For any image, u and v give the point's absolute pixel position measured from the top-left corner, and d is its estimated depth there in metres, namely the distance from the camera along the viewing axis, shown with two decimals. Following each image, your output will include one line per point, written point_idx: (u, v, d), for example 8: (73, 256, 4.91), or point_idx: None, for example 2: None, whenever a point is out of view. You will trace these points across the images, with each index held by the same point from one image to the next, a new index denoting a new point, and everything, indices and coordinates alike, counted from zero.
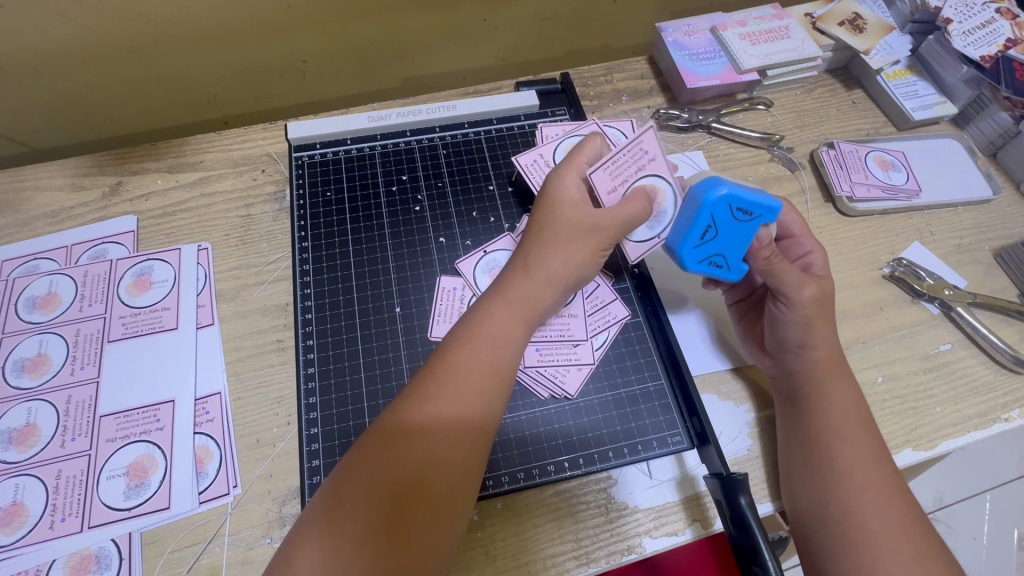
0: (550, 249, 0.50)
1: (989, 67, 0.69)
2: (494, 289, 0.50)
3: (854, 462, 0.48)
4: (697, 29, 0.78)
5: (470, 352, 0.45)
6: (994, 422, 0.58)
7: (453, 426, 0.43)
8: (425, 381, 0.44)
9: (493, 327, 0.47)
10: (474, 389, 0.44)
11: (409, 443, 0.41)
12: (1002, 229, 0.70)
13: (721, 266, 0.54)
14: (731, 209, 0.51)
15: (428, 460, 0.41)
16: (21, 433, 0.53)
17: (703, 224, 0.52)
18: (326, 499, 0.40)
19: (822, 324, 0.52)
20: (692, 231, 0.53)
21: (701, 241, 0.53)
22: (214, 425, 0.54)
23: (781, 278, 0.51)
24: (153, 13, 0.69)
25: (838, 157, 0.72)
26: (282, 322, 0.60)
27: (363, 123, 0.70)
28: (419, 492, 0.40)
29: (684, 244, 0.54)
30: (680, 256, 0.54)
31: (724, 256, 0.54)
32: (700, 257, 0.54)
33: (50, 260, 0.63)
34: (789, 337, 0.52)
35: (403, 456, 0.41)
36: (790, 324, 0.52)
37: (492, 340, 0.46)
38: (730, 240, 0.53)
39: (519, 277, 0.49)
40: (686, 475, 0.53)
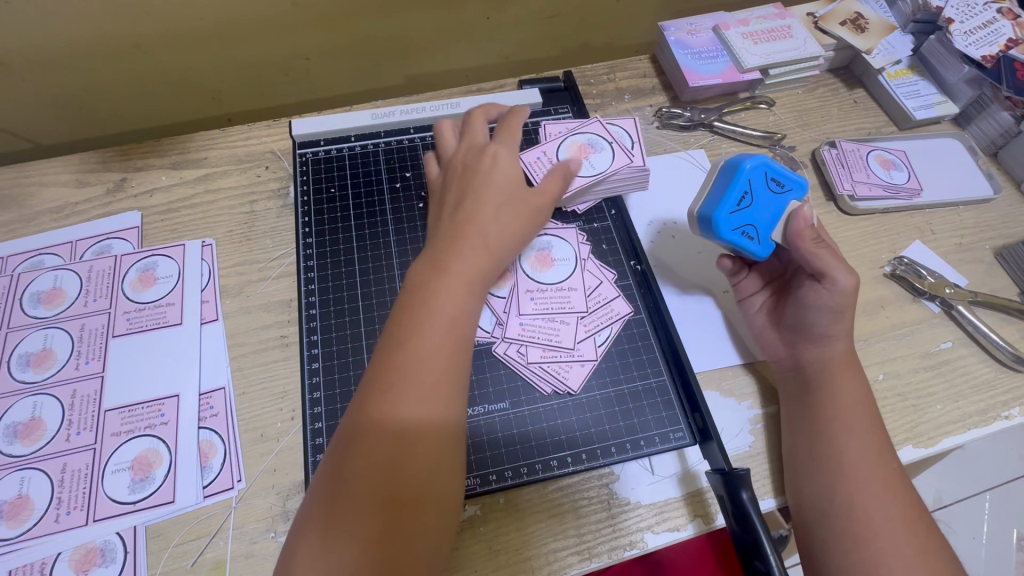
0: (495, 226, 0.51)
1: (990, 66, 0.69)
2: (438, 261, 0.49)
3: (853, 456, 0.49)
4: (700, 28, 0.78)
5: (427, 330, 0.45)
6: (995, 420, 0.59)
7: (422, 405, 0.43)
8: (387, 368, 0.44)
9: (447, 305, 0.47)
10: (438, 371, 0.44)
11: (384, 433, 0.42)
12: (1002, 228, 0.71)
13: (751, 239, 0.52)
14: (765, 180, 0.53)
15: (403, 449, 0.42)
16: (26, 426, 0.53)
17: (740, 191, 0.52)
18: (317, 500, 0.41)
19: (849, 316, 0.52)
20: (728, 199, 0.52)
21: (736, 209, 0.52)
22: (218, 420, 0.55)
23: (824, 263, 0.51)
24: (157, 10, 0.69)
25: (840, 156, 0.72)
26: (285, 318, 0.60)
27: (367, 121, 0.70)
28: (403, 478, 0.41)
29: (720, 210, 0.52)
30: (716, 220, 0.52)
31: (755, 228, 0.52)
32: (735, 226, 0.52)
33: (54, 255, 0.63)
34: (819, 325, 0.52)
35: (379, 451, 0.41)
36: (825, 310, 0.52)
37: (445, 318, 0.46)
38: (764, 212, 0.53)
39: (464, 250, 0.50)
40: (688, 471, 0.53)
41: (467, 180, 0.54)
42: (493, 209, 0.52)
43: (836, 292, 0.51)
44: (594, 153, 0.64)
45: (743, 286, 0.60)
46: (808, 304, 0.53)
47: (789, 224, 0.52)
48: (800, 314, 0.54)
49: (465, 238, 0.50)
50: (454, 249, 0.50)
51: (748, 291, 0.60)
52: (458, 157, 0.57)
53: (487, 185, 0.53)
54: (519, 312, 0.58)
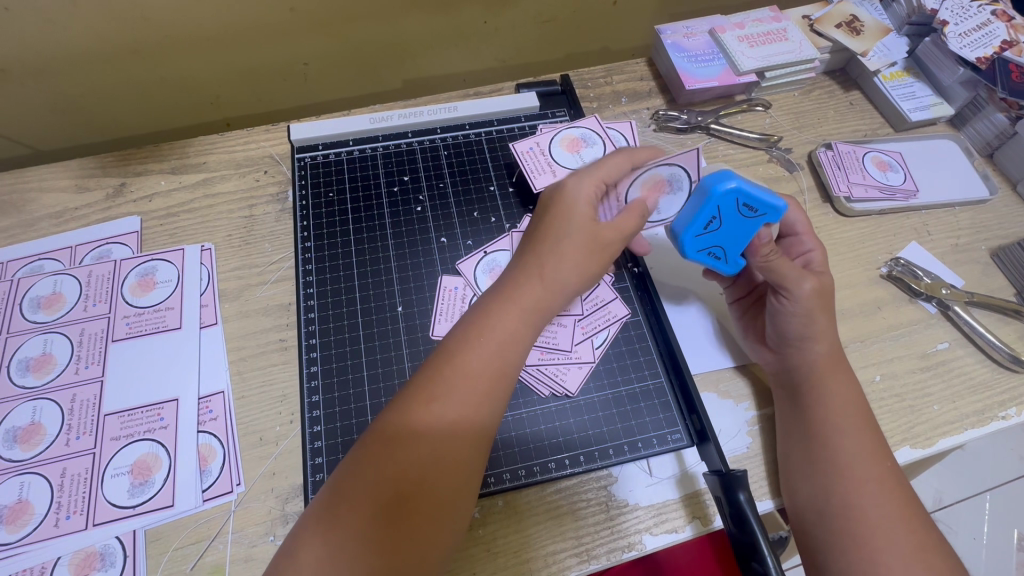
0: (563, 264, 0.50)
1: (985, 68, 0.70)
2: (504, 292, 0.50)
3: (848, 456, 0.49)
4: (696, 32, 0.79)
5: (480, 352, 0.46)
6: (991, 420, 0.59)
7: (456, 423, 0.43)
8: (431, 379, 0.45)
9: (503, 331, 0.47)
10: (483, 394, 0.45)
11: (416, 441, 0.42)
12: (999, 229, 0.71)
13: (718, 258, 0.55)
14: (737, 205, 0.51)
15: (434, 458, 0.42)
16: (26, 431, 0.53)
17: (709, 216, 0.52)
18: (329, 489, 0.42)
19: (822, 315, 0.52)
20: (696, 222, 0.53)
21: (705, 231, 0.53)
22: (217, 424, 0.55)
23: (784, 272, 0.51)
24: (157, 15, 0.69)
25: (836, 158, 0.73)
26: (284, 322, 0.61)
27: (365, 125, 0.70)
28: (420, 484, 0.41)
29: (686, 233, 0.54)
30: (682, 244, 0.54)
31: (722, 248, 0.54)
32: (701, 246, 0.54)
33: (54, 260, 0.63)
34: (791, 331, 0.53)
35: (408, 457, 0.41)
36: (793, 318, 0.52)
37: (500, 342, 0.47)
38: (734, 233, 0.53)
39: (526, 282, 0.50)
40: (686, 473, 0.53)
41: (544, 213, 0.54)
42: (568, 244, 0.51)
43: (797, 301, 0.52)
44: (586, 148, 0.67)
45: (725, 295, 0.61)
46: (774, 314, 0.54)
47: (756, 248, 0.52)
48: (774, 320, 0.54)
49: (527, 269, 0.51)
50: (520, 280, 0.50)
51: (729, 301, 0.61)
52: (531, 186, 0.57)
53: (559, 218, 0.52)
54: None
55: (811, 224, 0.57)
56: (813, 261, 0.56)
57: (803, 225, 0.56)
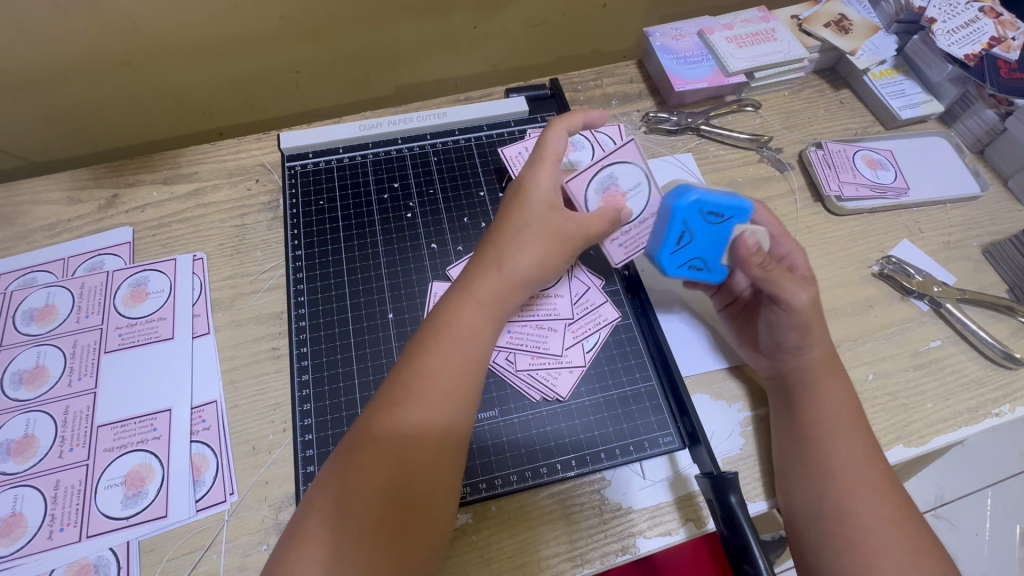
0: (522, 259, 0.51)
1: (974, 65, 0.71)
2: (462, 287, 0.50)
3: (839, 458, 0.49)
4: (685, 33, 0.79)
5: (442, 352, 0.46)
6: (985, 417, 0.59)
7: (430, 428, 0.44)
8: (394, 386, 0.45)
9: (463, 327, 0.48)
10: (446, 390, 0.45)
11: (386, 446, 0.42)
12: (990, 225, 0.71)
13: (701, 269, 0.56)
14: (702, 215, 0.53)
15: (404, 461, 0.42)
16: (19, 443, 0.54)
17: (678, 230, 0.54)
18: (314, 511, 0.41)
19: (819, 325, 0.52)
20: (669, 239, 0.54)
21: (678, 247, 0.55)
22: (210, 434, 0.55)
23: (780, 283, 0.51)
24: (146, 27, 0.70)
25: (826, 157, 0.73)
26: (276, 330, 0.61)
27: (355, 132, 0.70)
28: (408, 496, 0.41)
29: (662, 252, 0.55)
30: (660, 262, 0.56)
31: (702, 260, 0.56)
32: (680, 262, 0.56)
33: (47, 272, 0.64)
34: (787, 339, 0.52)
35: (379, 462, 0.42)
36: (789, 328, 0.52)
37: (459, 339, 0.47)
38: (706, 243, 0.55)
39: (484, 274, 0.50)
40: (678, 475, 0.53)
41: (506, 205, 0.54)
42: (530, 243, 0.51)
43: (793, 311, 0.51)
44: (574, 152, 0.66)
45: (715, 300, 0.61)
46: (772, 324, 0.53)
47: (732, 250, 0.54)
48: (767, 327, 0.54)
49: (485, 262, 0.51)
50: (479, 274, 0.51)
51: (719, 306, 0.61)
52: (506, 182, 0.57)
53: (518, 208, 0.52)
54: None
55: (782, 224, 0.57)
56: (796, 264, 0.56)
57: (778, 228, 0.56)
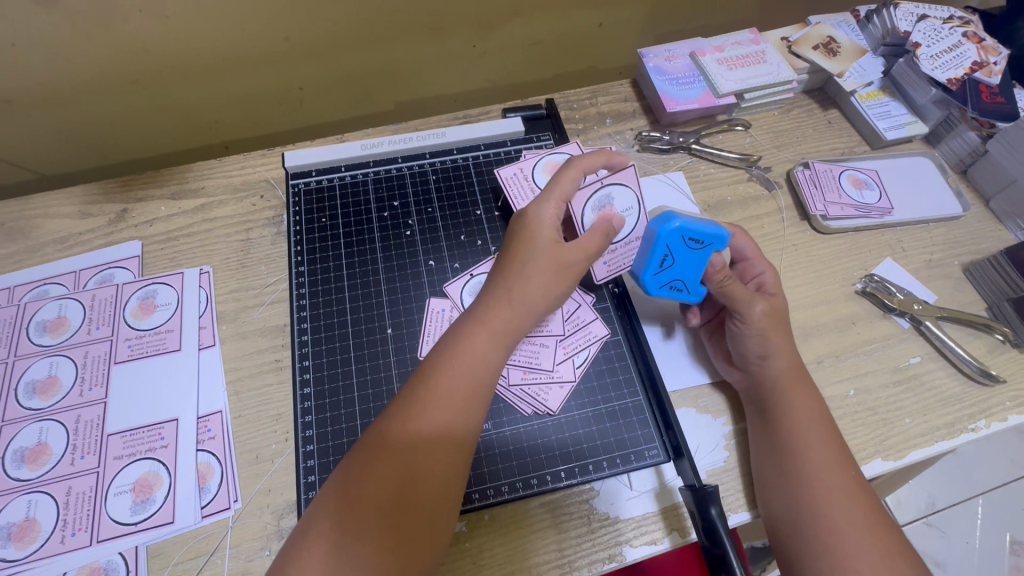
0: (530, 290, 0.53)
1: (956, 88, 0.73)
2: (474, 315, 0.52)
3: (813, 467, 0.51)
4: (677, 54, 0.81)
5: (455, 373, 0.49)
6: (962, 432, 0.61)
7: (435, 441, 0.46)
8: (408, 400, 0.48)
9: (476, 351, 0.50)
10: (457, 409, 0.48)
11: (398, 455, 0.45)
12: (971, 244, 0.73)
13: (681, 290, 0.59)
14: (683, 241, 0.56)
15: (415, 471, 0.45)
16: (33, 451, 0.56)
17: (661, 253, 0.57)
18: (321, 512, 0.43)
19: (777, 334, 0.56)
20: (651, 261, 0.57)
21: (660, 269, 0.58)
22: (215, 443, 0.57)
23: (737, 296, 0.55)
24: (156, 47, 0.73)
25: (812, 177, 0.75)
26: (279, 342, 0.63)
27: (356, 151, 0.73)
28: (417, 502, 0.44)
29: (645, 274, 0.58)
30: (643, 282, 0.59)
31: (682, 281, 0.58)
32: (662, 282, 0.59)
33: (59, 285, 0.66)
34: (751, 350, 0.56)
35: (391, 471, 0.44)
36: (751, 338, 0.56)
37: (471, 362, 0.50)
38: (687, 267, 0.57)
39: (495, 304, 0.53)
40: (664, 486, 0.56)
41: (514, 234, 0.57)
42: (537, 274, 0.53)
43: (753, 322, 0.55)
44: None
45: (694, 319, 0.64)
46: (735, 335, 0.57)
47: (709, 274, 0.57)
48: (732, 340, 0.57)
49: (496, 292, 0.53)
50: (488, 303, 0.53)
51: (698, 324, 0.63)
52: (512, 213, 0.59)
53: (526, 239, 0.55)
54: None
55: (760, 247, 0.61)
56: (767, 282, 0.59)
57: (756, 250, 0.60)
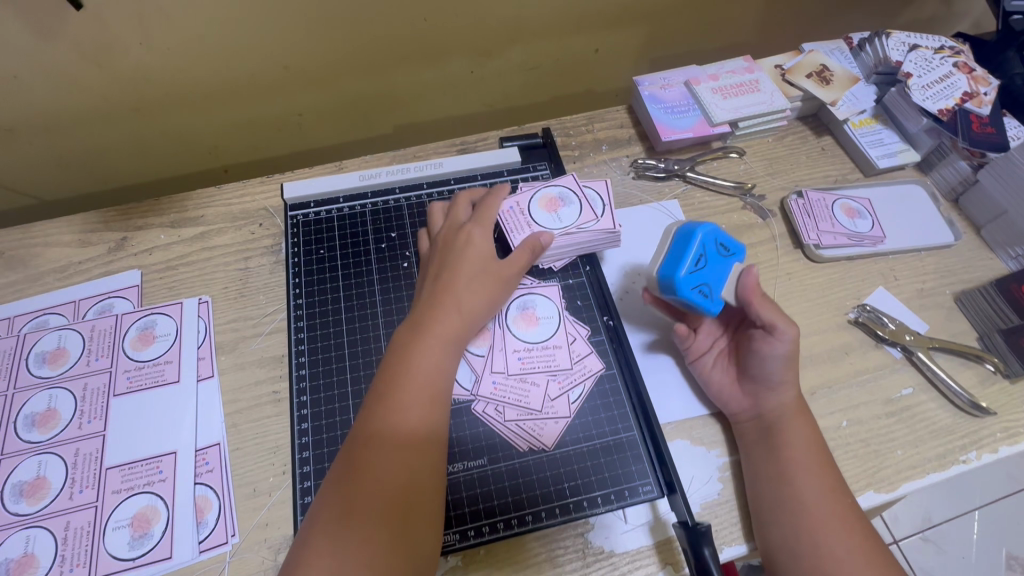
0: (474, 300, 0.57)
1: (947, 119, 0.74)
2: (419, 323, 0.55)
3: (810, 496, 0.52)
4: (672, 83, 0.82)
5: (417, 376, 0.51)
6: (953, 464, 0.62)
7: (410, 436, 0.49)
8: (378, 407, 0.50)
9: (431, 355, 0.53)
10: (425, 408, 0.50)
11: (379, 457, 0.47)
12: (963, 273, 0.74)
13: (706, 296, 0.56)
14: (715, 245, 0.57)
15: (399, 471, 0.47)
16: (31, 485, 0.56)
17: (696, 252, 0.56)
18: (326, 521, 0.45)
19: (794, 364, 0.57)
20: (686, 259, 0.56)
21: (695, 268, 0.56)
22: (213, 476, 0.58)
23: (775, 313, 0.56)
24: (156, 77, 0.74)
25: (806, 206, 0.76)
26: (277, 374, 0.64)
27: (355, 182, 0.74)
28: (412, 499, 0.46)
29: (679, 274, 0.56)
30: (676, 279, 0.55)
31: (709, 286, 0.57)
32: (692, 284, 0.56)
33: (59, 315, 0.66)
34: (774, 372, 0.56)
35: (376, 475, 0.46)
36: (779, 358, 0.56)
37: (430, 366, 0.52)
38: (715, 272, 0.57)
39: (443, 317, 0.55)
40: (658, 520, 0.56)
41: (447, 252, 0.60)
42: (474, 286, 0.57)
43: (786, 342, 0.56)
44: (563, 208, 0.66)
45: (697, 344, 0.62)
46: (763, 355, 0.56)
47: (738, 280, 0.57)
48: (757, 360, 0.57)
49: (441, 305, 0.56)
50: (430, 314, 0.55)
51: (701, 350, 0.62)
52: (441, 234, 0.62)
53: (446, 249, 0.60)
54: (512, 348, 0.62)
55: None
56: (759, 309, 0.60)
57: None
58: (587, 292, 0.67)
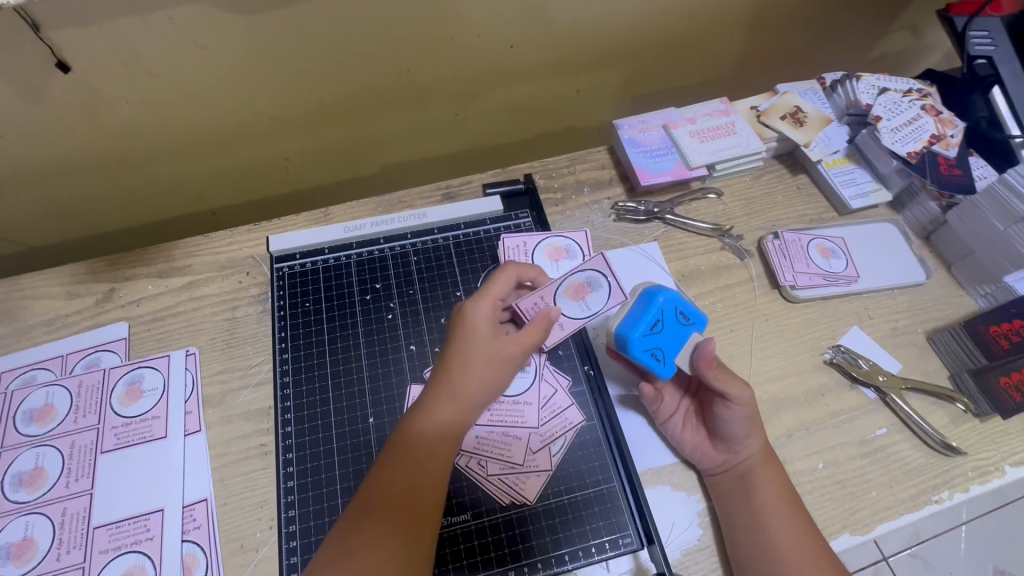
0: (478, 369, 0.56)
1: (916, 161, 0.76)
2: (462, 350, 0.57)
3: (783, 541, 0.55)
4: (651, 126, 0.84)
5: (453, 401, 0.55)
6: (926, 504, 0.63)
7: (435, 450, 0.53)
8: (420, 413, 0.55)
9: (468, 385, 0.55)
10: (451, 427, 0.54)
11: (410, 463, 0.52)
12: (935, 311, 0.76)
13: (658, 359, 0.60)
14: (675, 312, 0.60)
15: (422, 481, 0.52)
16: (19, 547, 0.57)
17: (654, 316, 0.60)
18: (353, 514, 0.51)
19: (756, 419, 0.59)
20: (642, 322, 0.60)
21: (649, 332, 0.60)
22: (200, 533, 0.58)
23: (730, 384, 0.58)
24: (143, 129, 0.75)
25: (782, 247, 0.78)
26: (264, 426, 0.64)
27: (339, 234, 0.75)
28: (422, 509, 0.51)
29: (633, 333, 0.60)
30: (630, 340, 0.60)
31: (663, 350, 0.60)
32: (646, 346, 0.60)
33: (47, 369, 0.67)
34: (736, 432, 0.59)
35: (404, 480, 0.51)
36: (739, 421, 0.58)
37: (463, 394, 0.55)
38: (672, 338, 0.60)
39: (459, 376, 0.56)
40: (640, 569, 0.57)
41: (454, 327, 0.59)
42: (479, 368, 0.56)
43: (742, 406, 0.58)
44: (592, 293, 0.66)
45: (664, 407, 0.64)
46: (723, 419, 0.59)
47: (692, 352, 0.60)
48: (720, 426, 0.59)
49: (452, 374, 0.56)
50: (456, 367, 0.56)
51: (668, 412, 0.63)
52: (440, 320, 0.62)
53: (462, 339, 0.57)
54: None
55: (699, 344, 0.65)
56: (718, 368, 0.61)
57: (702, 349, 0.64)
58: (567, 342, 0.69)
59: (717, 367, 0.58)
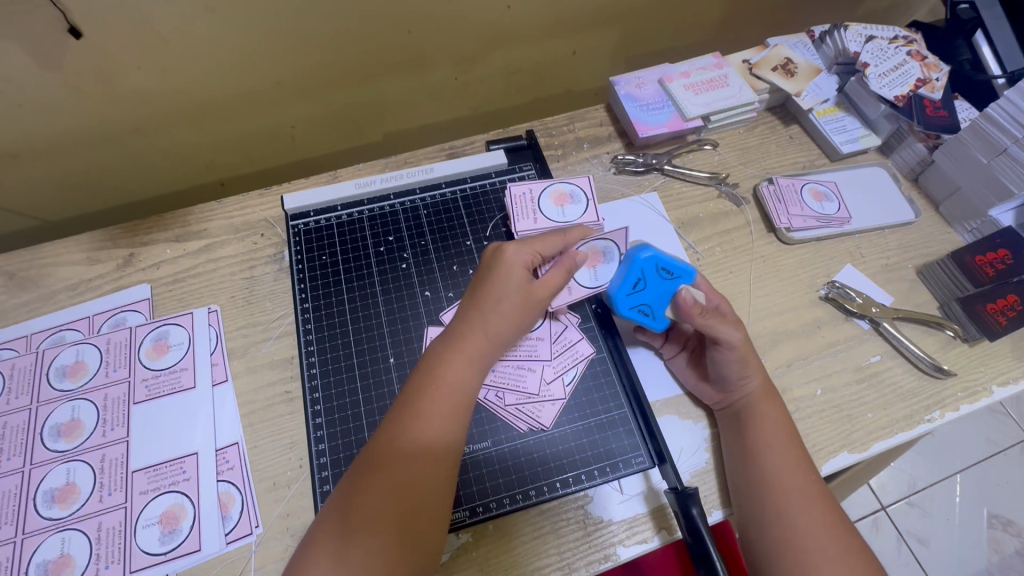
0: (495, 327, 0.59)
1: (903, 105, 0.79)
2: (452, 338, 0.58)
3: (777, 471, 0.57)
4: (647, 81, 0.87)
5: (438, 397, 0.55)
6: (919, 423, 0.67)
7: (428, 447, 0.53)
8: (405, 415, 0.54)
9: (455, 375, 0.56)
10: (445, 419, 0.54)
11: (399, 463, 0.51)
12: (924, 248, 0.79)
13: (647, 314, 0.64)
14: (657, 269, 0.63)
15: (417, 481, 0.51)
16: (62, 491, 0.60)
17: (635, 276, 0.63)
18: (329, 527, 0.49)
19: (752, 356, 0.61)
20: (626, 281, 0.64)
21: (634, 290, 0.64)
22: (234, 473, 0.62)
23: (715, 328, 0.59)
24: (153, 98, 0.77)
25: (777, 192, 0.80)
26: (288, 374, 0.67)
27: (351, 190, 0.78)
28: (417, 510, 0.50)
29: (619, 292, 0.64)
30: (615, 301, 0.65)
31: (649, 306, 0.64)
32: (632, 303, 0.64)
33: (75, 330, 0.70)
34: (731, 373, 0.61)
35: (392, 485, 0.50)
36: (732, 363, 0.60)
37: (453, 385, 0.55)
38: (657, 293, 0.63)
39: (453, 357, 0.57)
40: (651, 489, 0.61)
41: (485, 276, 0.61)
42: (502, 318, 0.59)
43: (733, 348, 0.59)
44: (603, 263, 0.69)
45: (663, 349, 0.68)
46: (717, 361, 0.61)
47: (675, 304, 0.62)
48: (714, 367, 0.61)
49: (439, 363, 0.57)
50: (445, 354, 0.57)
51: (669, 353, 0.67)
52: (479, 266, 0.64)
53: (499, 278, 0.60)
54: None
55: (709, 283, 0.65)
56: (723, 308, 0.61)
57: (711, 287, 0.64)
58: None
59: (704, 312, 0.60)
